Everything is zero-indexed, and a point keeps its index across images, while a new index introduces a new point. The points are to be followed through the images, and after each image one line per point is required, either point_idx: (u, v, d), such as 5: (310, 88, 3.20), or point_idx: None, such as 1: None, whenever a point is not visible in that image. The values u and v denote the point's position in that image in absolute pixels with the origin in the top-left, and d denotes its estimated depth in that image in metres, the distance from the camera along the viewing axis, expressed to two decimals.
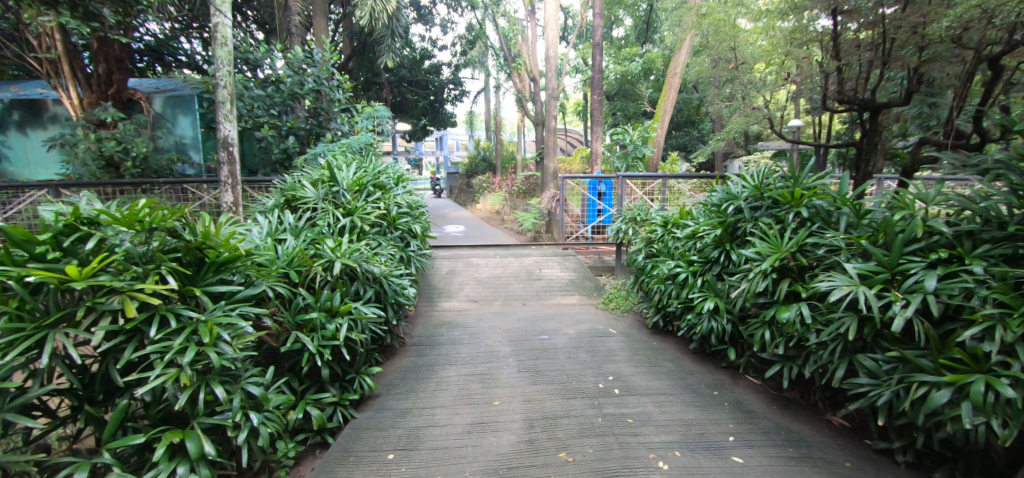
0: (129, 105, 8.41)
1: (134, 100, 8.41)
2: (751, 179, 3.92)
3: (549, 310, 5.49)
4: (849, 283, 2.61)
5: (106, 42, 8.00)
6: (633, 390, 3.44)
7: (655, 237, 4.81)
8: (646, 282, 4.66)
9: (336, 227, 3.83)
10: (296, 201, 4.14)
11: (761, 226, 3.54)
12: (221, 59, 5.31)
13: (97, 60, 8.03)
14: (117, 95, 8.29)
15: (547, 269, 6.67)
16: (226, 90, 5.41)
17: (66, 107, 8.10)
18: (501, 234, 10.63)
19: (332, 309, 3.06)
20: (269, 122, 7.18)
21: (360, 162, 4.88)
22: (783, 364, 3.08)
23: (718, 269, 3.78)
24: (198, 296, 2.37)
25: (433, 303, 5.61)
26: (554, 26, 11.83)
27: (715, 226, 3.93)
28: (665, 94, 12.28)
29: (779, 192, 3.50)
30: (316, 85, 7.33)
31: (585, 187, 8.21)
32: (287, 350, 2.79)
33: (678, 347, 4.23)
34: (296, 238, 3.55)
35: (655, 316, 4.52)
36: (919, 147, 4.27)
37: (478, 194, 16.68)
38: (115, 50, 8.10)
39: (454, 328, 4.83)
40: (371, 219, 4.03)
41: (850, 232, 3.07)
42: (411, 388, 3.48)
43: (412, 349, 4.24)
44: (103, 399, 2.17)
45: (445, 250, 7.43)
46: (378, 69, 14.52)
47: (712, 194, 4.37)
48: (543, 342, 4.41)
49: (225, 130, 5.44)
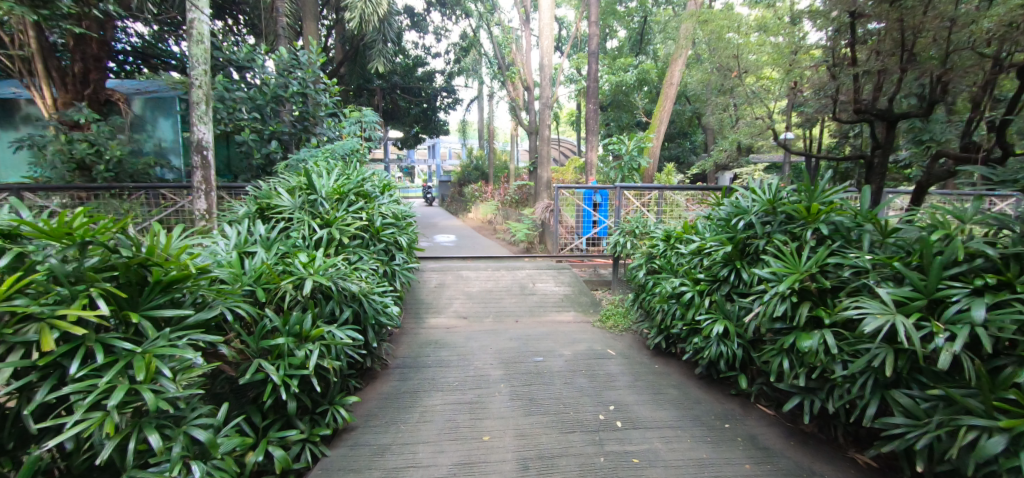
0: (107, 107, 8.01)
1: (112, 101, 8.02)
2: (761, 192, 3.65)
3: (543, 328, 5.17)
4: (883, 311, 2.33)
5: (84, 40, 7.69)
6: (637, 423, 3.13)
7: (657, 252, 4.53)
8: (647, 301, 4.35)
9: (312, 239, 3.48)
10: (270, 211, 3.81)
11: (775, 243, 3.26)
12: (196, 57, 4.98)
13: (73, 58, 7.69)
14: (93, 96, 7.90)
15: (541, 283, 6.36)
16: (201, 90, 5.06)
17: (40, 107, 7.73)
18: (492, 244, 10.32)
19: (302, 334, 2.72)
20: (250, 126, 6.84)
21: (343, 168, 4.55)
22: (803, 397, 2.78)
23: (727, 289, 3.49)
24: (137, 322, 2.03)
25: (419, 320, 5.27)
26: (550, 34, 11.63)
27: (724, 242, 3.64)
28: (660, 104, 11.96)
29: (794, 207, 3.22)
30: (302, 88, 7.02)
31: (580, 197, 7.95)
32: (247, 382, 2.45)
33: (682, 371, 3.93)
34: (266, 251, 3.21)
35: (657, 338, 4.21)
36: (935, 161, 4.04)
37: (470, 203, 16.42)
38: (93, 48, 7.77)
39: (442, 348, 4.50)
40: (351, 231, 3.69)
41: (875, 252, 2.80)
42: (392, 420, 3.13)
43: (395, 372, 3.90)
44: (15, 447, 1.82)
45: (433, 262, 7.09)
46: (370, 75, 14.25)
47: (718, 207, 4.10)
48: (537, 365, 4.09)
49: (199, 132, 5.08)
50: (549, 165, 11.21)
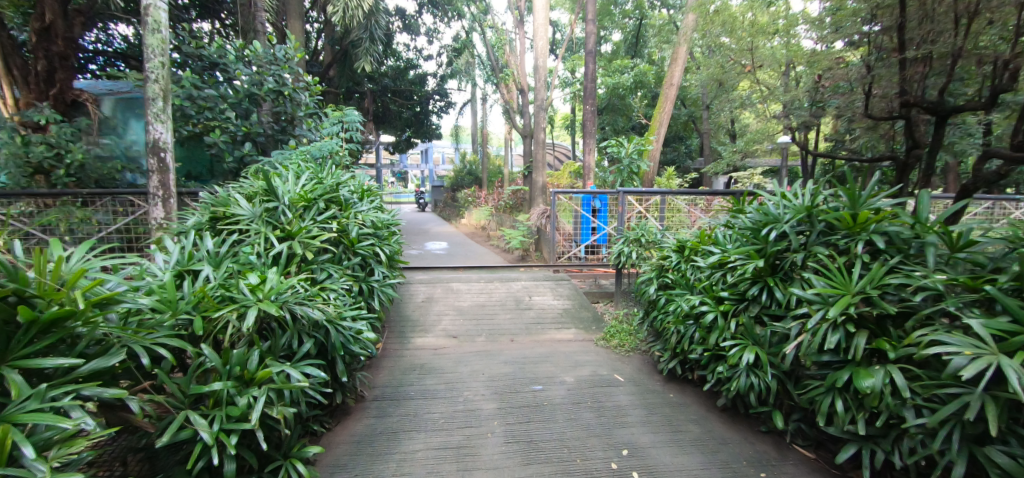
0: (74, 109, 7.34)
1: (80, 102, 7.36)
2: (793, 198, 3.15)
3: (541, 349, 4.65)
4: (976, 349, 1.86)
5: (48, 37, 7.12)
6: (657, 473, 2.62)
7: (669, 264, 4.03)
8: (659, 320, 3.84)
9: (269, 255, 2.93)
10: (224, 221, 3.27)
11: (816, 258, 2.77)
12: (152, 48, 4.43)
13: (36, 55, 7.10)
14: (59, 96, 7.27)
15: (537, 296, 5.84)
16: (158, 85, 4.52)
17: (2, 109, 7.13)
18: (486, 252, 9.78)
19: (245, 377, 2.20)
20: (220, 126, 6.25)
21: (315, 171, 4.02)
22: (859, 446, 2.29)
23: (756, 310, 2.99)
24: (3, 376, 1.53)
25: (404, 340, 4.74)
26: (545, 35, 11.17)
27: (751, 256, 3.14)
28: (660, 106, 11.09)
29: (836, 216, 2.74)
30: (278, 86, 6.53)
31: (577, 203, 7.41)
32: (167, 443, 1.92)
33: (701, 402, 3.43)
34: (214, 271, 2.71)
35: (671, 362, 3.71)
36: (981, 162, 3.63)
37: (463, 208, 15.89)
38: (57, 45, 7.16)
39: (427, 375, 3.97)
40: (317, 245, 3.14)
41: (945, 270, 2.34)
42: (363, 473, 2.61)
43: (371, 407, 3.37)
44: None
45: (421, 273, 6.55)
46: (359, 77, 13.73)
47: (739, 214, 3.60)
48: (536, 395, 3.57)
49: (156, 132, 4.52)
50: (545, 170, 10.71)
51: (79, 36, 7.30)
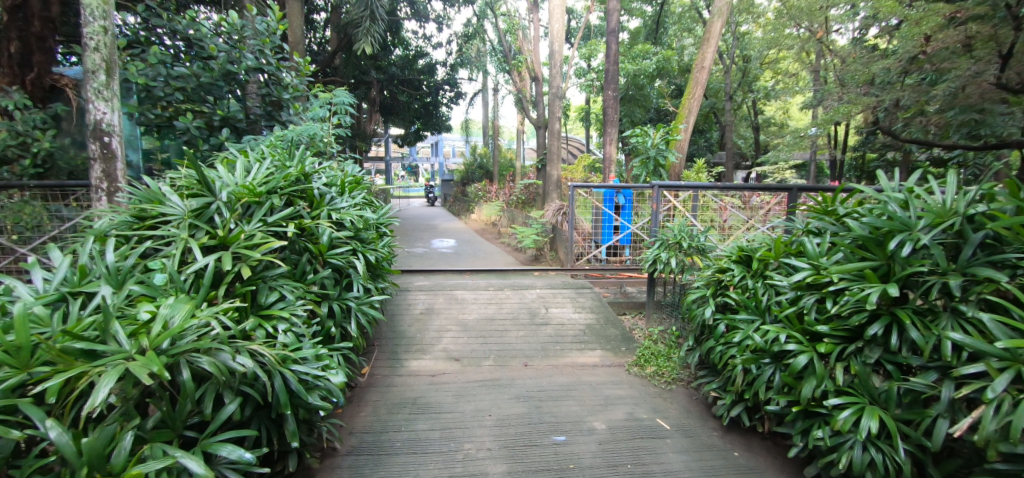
0: (53, 95, 5.64)
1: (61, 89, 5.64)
2: (923, 196, 2.27)
3: (562, 378, 3.80)
4: None
5: (22, 15, 5.43)
6: None
7: (729, 279, 3.14)
8: (718, 353, 2.96)
9: (189, 273, 2.08)
10: (150, 222, 2.47)
11: (981, 286, 1.90)
12: (90, 9, 3.63)
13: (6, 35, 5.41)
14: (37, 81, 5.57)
15: (554, 308, 4.97)
16: (100, 54, 3.71)
17: None
18: (496, 251, 8.91)
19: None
20: (192, 109, 5.41)
21: (281, 158, 3.19)
22: None
23: (876, 355, 2.12)
24: None
25: (395, 365, 3.92)
26: (561, 18, 10.19)
27: (864, 275, 2.25)
28: (689, 92, 9.91)
29: (1011, 224, 1.88)
30: (259, 64, 5.72)
31: (598, 197, 6.55)
32: None
33: (782, 470, 2.54)
34: (107, 296, 1.90)
35: (735, 409, 2.85)
36: None
37: (473, 203, 15.09)
38: (33, 26, 5.48)
39: (420, 416, 3.15)
40: (263, 256, 2.30)
41: None
42: None
43: (342, 468, 2.55)
44: None
45: (421, 278, 5.72)
46: (365, 64, 12.78)
47: (831, 217, 2.72)
48: (559, 453, 2.72)
49: (97, 111, 3.75)
50: (560, 163, 9.78)
51: (63, 13, 5.64)
